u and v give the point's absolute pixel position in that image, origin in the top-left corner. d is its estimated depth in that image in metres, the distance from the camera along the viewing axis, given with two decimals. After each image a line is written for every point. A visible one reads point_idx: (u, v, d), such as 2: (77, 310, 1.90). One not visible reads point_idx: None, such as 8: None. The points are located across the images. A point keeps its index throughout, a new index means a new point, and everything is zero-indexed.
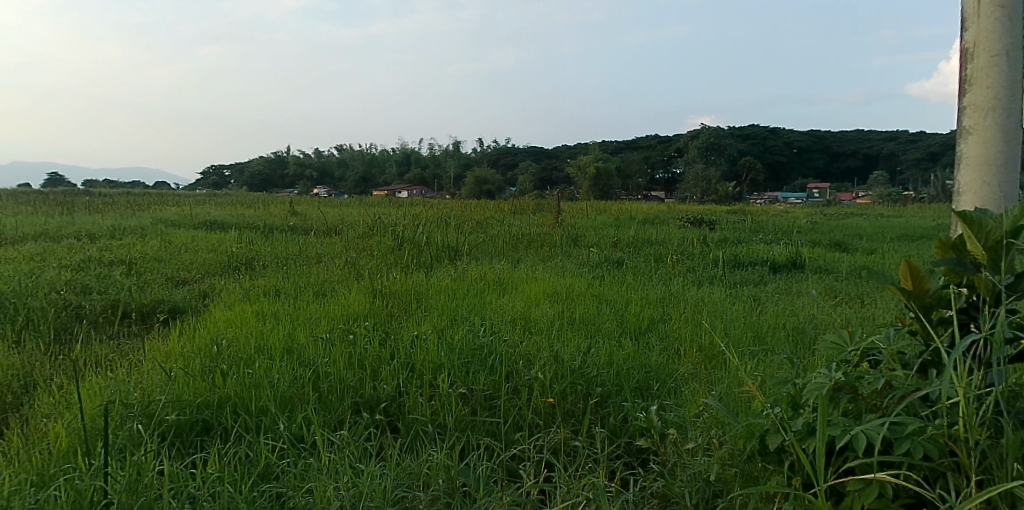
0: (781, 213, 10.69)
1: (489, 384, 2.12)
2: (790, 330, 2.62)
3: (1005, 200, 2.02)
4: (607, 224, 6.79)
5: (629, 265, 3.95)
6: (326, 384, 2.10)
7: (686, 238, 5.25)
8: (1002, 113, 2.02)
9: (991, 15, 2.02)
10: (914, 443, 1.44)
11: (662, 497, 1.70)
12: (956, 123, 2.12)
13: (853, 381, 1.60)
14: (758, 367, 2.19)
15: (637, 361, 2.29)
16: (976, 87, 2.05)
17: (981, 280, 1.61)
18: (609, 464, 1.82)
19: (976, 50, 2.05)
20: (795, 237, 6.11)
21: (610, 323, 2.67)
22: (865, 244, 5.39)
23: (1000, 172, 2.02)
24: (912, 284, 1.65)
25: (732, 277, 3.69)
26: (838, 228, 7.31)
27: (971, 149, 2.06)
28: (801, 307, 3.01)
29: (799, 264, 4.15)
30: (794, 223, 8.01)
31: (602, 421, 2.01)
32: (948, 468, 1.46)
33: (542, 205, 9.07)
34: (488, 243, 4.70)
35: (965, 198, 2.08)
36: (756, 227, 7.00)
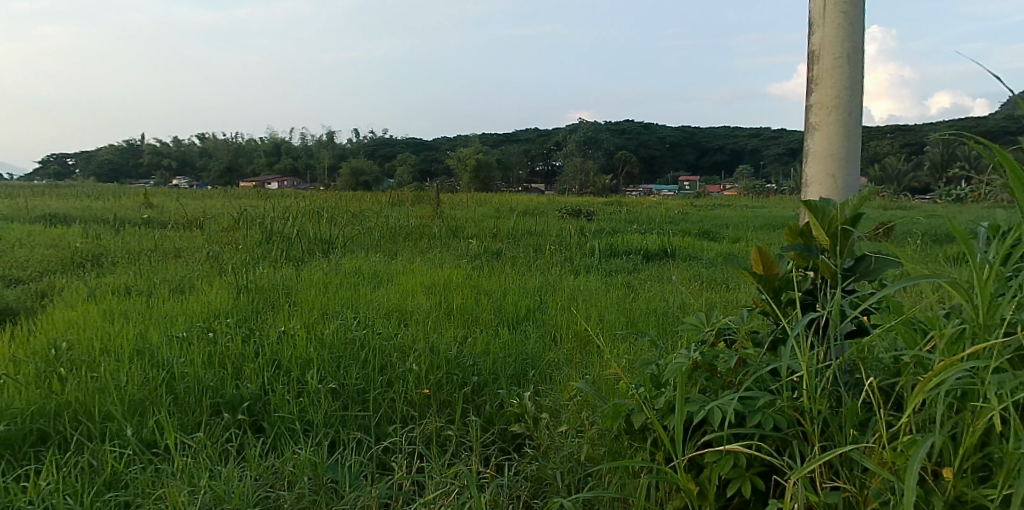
0: (655, 205, 11.18)
1: (362, 377, 2.09)
2: (658, 314, 2.75)
3: (846, 191, 2.19)
4: (487, 215, 6.83)
5: (507, 256, 4.00)
6: (182, 385, 1.99)
7: (565, 228, 5.37)
8: (843, 111, 2.19)
9: (835, 20, 2.19)
10: (765, 415, 1.54)
11: (536, 479, 1.74)
12: (805, 119, 2.28)
13: (711, 359, 1.69)
14: (628, 350, 2.28)
15: (514, 349, 2.32)
16: (822, 86, 2.22)
17: (825, 264, 1.74)
18: (483, 451, 1.83)
19: (821, 53, 2.22)
20: (667, 227, 6.41)
21: (487, 313, 2.69)
22: (730, 233, 5.73)
23: (841, 165, 2.19)
24: (763, 268, 1.79)
25: (607, 266, 3.81)
26: (707, 218, 7.73)
27: (817, 144, 2.22)
28: (669, 292, 3.16)
29: (670, 253, 4.34)
30: (667, 214, 8.38)
31: (477, 409, 2.02)
32: (795, 437, 1.57)
33: (421, 197, 8.99)
34: (364, 235, 4.60)
35: (811, 189, 2.24)
36: (630, 218, 7.27)
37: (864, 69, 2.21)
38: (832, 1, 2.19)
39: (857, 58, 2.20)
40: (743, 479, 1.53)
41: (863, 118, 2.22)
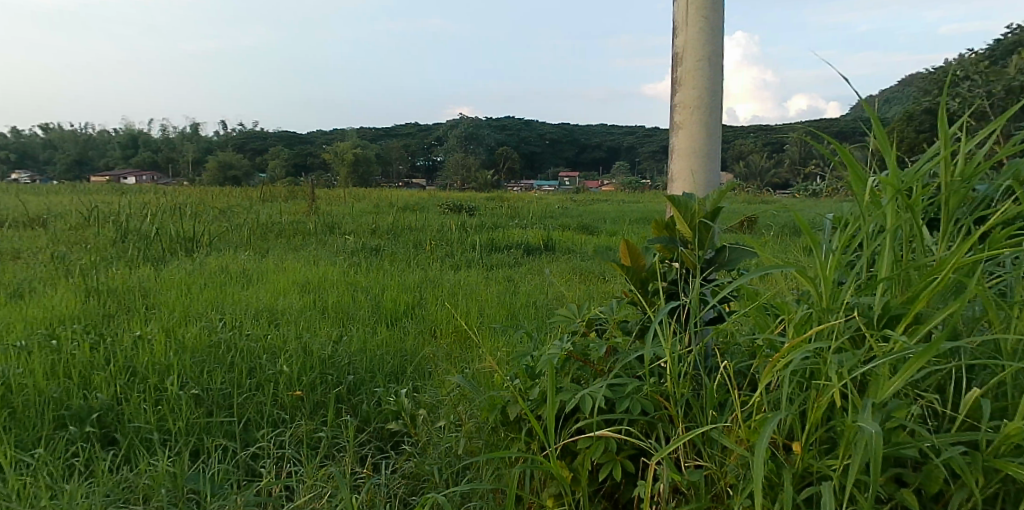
0: (537, 199, 11.40)
1: (228, 382, 2.00)
2: (536, 307, 2.81)
3: (708, 186, 2.32)
4: (366, 211, 6.71)
5: (386, 252, 3.94)
6: (20, 399, 1.82)
7: (446, 224, 5.37)
8: (705, 110, 2.32)
9: (696, 24, 2.31)
10: (633, 400, 1.62)
11: (413, 476, 1.73)
12: (669, 118, 2.39)
13: (582, 349, 1.74)
14: (505, 343, 2.32)
15: (392, 347, 2.31)
16: (685, 87, 2.33)
17: (688, 255, 1.84)
18: (358, 451, 1.81)
19: (684, 55, 2.33)
20: (547, 221, 6.56)
21: (364, 310, 2.65)
22: (608, 226, 5.94)
23: (703, 161, 2.31)
24: (631, 261, 1.88)
25: (488, 260, 3.85)
26: (585, 213, 7.97)
27: (681, 141, 2.34)
28: (547, 285, 3.24)
29: (549, 246, 4.45)
30: (547, 208, 8.57)
31: (352, 409, 1.99)
32: (661, 420, 1.65)
33: (296, 191, 8.69)
34: (233, 232, 4.40)
35: (677, 184, 2.35)
36: (511, 213, 7.38)
37: (723, 72, 2.35)
38: (694, 6, 2.30)
39: (717, 60, 2.32)
40: (614, 463, 1.59)
41: (722, 118, 2.35)
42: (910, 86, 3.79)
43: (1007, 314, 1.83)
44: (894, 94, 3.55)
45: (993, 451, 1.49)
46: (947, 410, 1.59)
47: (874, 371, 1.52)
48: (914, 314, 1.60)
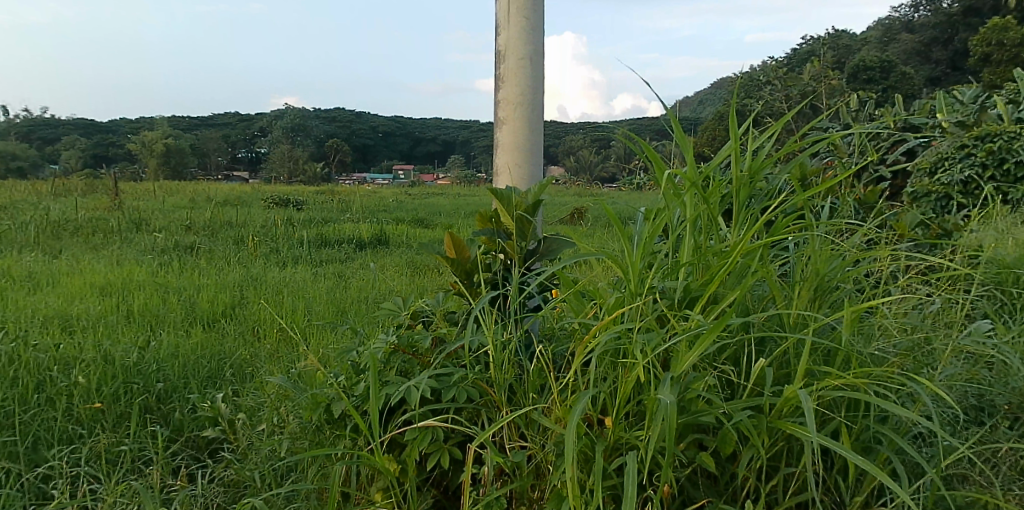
0: (370, 193, 11.20)
1: (12, 398, 1.81)
2: (366, 301, 2.79)
3: (530, 180, 2.41)
4: (179, 206, 6.24)
5: (202, 250, 3.71)
6: None
7: (270, 218, 5.13)
8: (526, 108, 2.40)
9: (518, 24, 2.38)
10: (459, 388, 1.66)
11: (232, 483, 1.67)
12: (493, 114, 2.45)
13: (407, 341, 1.76)
14: (331, 340, 2.29)
15: (207, 350, 2.21)
16: (508, 84, 2.40)
17: (511, 247, 1.91)
18: (170, 462, 1.71)
19: (507, 53, 2.40)
20: (379, 215, 6.48)
21: (175, 313, 2.49)
22: (442, 220, 5.98)
23: (526, 157, 2.40)
24: (455, 253, 1.91)
25: (317, 256, 3.75)
26: (420, 206, 7.95)
27: (504, 136, 2.41)
28: (379, 278, 3.23)
29: (382, 241, 4.40)
30: (381, 202, 8.45)
31: (163, 419, 1.88)
32: (485, 406, 1.70)
33: (96, 185, 7.90)
34: (18, 232, 3.93)
35: (501, 178, 2.42)
36: (342, 206, 7.20)
37: (545, 70, 2.44)
38: (515, 6, 2.38)
39: (538, 60, 2.41)
40: (442, 451, 1.62)
41: (544, 115, 2.45)
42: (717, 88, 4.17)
43: (789, 292, 2.07)
44: (705, 97, 3.89)
45: (775, 412, 1.67)
46: (738, 379, 1.77)
47: (676, 348, 1.66)
48: (709, 294, 1.76)
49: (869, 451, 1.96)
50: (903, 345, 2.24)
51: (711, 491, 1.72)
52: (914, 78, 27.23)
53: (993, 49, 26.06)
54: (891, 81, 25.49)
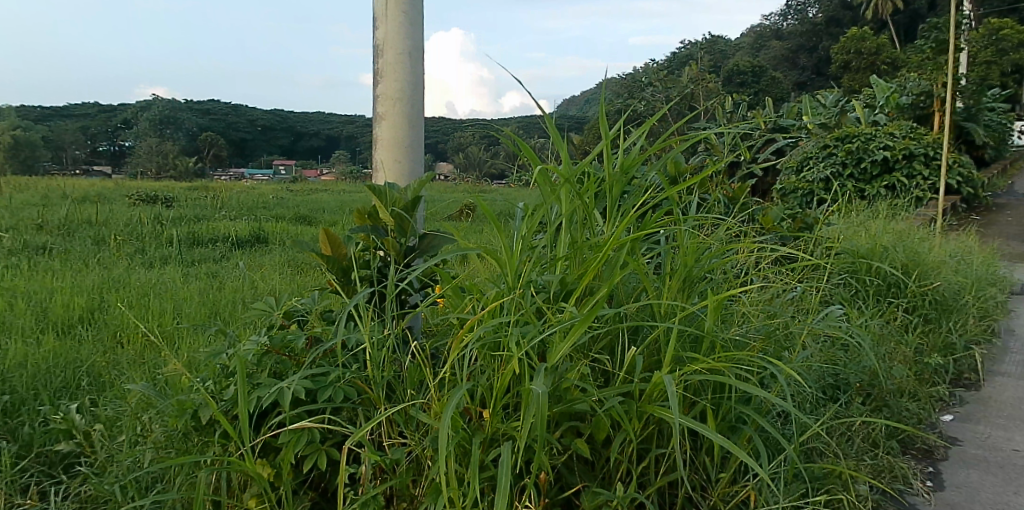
0: (250, 189, 10.76)
1: None
2: (240, 301, 2.69)
3: (410, 176, 2.39)
4: (30, 204, 5.75)
5: (57, 250, 3.45)
6: None
7: (135, 216, 4.82)
8: (405, 103, 2.38)
9: (396, 19, 2.36)
10: (335, 388, 1.63)
11: (89, 498, 1.56)
12: (372, 109, 2.42)
13: (280, 341, 1.71)
14: (201, 343, 2.19)
15: (61, 359, 2.07)
16: (386, 79, 2.38)
17: (389, 243, 1.90)
18: (16, 481, 1.59)
19: (386, 49, 2.38)
20: (258, 212, 6.23)
21: (24, 319, 2.31)
22: (325, 217, 5.84)
23: (406, 152, 2.38)
24: (331, 250, 1.88)
25: (188, 256, 3.57)
26: (302, 202, 7.73)
27: (384, 131, 2.38)
28: (256, 277, 3.12)
29: (260, 239, 4.25)
30: (259, 199, 8.13)
31: (10, 434, 1.74)
32: (362, 405, 1.67)
33: None
34: None
35: (381, 174, 2.39)
36: (217, 203, 6.88)
37: (424, 66, 2.43)
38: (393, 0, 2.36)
39: (418, 56, 2.40)
40: (319, 453, 1.58)
41: (424, 111, 2.44)
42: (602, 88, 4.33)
43: (659, 283, 2.17)
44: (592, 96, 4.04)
45: (645, 397, 1.75)
46: (611, 367, 1.84)
47: (550, 339, 1.71)
48: (583, 287, 1.82)
49: (734, 430, 2.10)
50: (762, 330, 2.41)
51: (588, 477, 1.78)
52: (783, 81, 29.30)
53: (851, 58, 28.45)
54: (762, 84, 27.33)
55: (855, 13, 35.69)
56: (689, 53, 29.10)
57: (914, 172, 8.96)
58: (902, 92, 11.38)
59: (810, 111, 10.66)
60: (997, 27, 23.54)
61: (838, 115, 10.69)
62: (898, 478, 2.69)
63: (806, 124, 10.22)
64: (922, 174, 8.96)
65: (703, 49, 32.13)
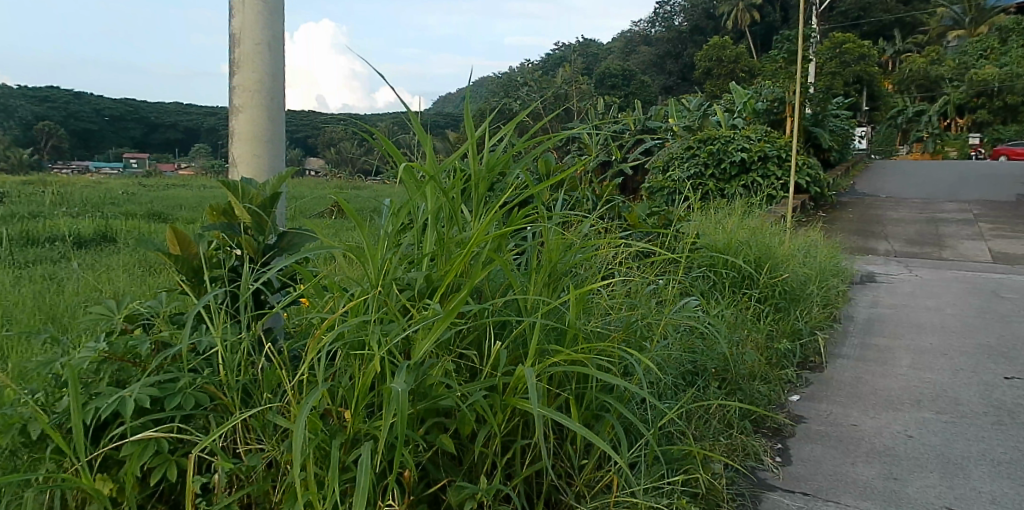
0: (97, 184, 9.95)
1: None
2: (81, 306, 2.50)
3: (270, 171, 2.30)
4: None
5: None
6: None
7: None
8: (264, 96, 2.29)
9: (254, 7, 2.27)
10: (185, 394, 1.54)
11: None
12: (228, 100, 2.30)
13: (121, 347, 1.60)
14: (33, 352, 2.03)
15: None
16: (244, 69, 2.28)
17: (245, 241, 1.83)
18: None
19: (243, 38, 2.28)
20: (106, 209, 5.79)
21: None
22: (183, 215, 5.52)
23: (265, 146, 2.29)
24: (180, 249, 1.77)
25: (21, 256, 3.27)
26: (158, 199, 7.24)
27: (241, 124, 2.27)
28: (100, 279, 2.91)
29: (107, 238, 3.95)
30: (108, 194, 7.54)
31: None
32: (215, 410, 1.59)
33: None
34: None
35: (238, 169, 2.28)
36: (59, 199, 6.32)
37: (285, 57, 2.35)
38: None
39: (278, 47, 2.32)
40: (168, 464, 1.49)
41: (285, 103, 2.36)
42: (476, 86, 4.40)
43: (525, 278, 2.22)
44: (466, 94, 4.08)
45: (508, 390, 1.79)
46: (476, 363, 1.86)
47: (414, 335, 1.70)
48: (448, 284, 1.82)
49: (597, 418, 2.18)
50: (623, 322, 2.52)
51: (453, 471, 1.79)
52: (651, 85, 30.78)
53: (712, 65, 30.30)
54: (631, 88, 28.59)
55: (716, 22, 38.04)
56: (564, 55, 29.90)
57: (768, 172, 9.72)
58: (757, 98, 12.27)
59: (675, 114, 11.28)
60: (838, 41, 25.89)
61: (701, 119, 11.37)
62: (751, 455, 2.91)
63: (672, 126, 10.80)
64: (774, 174, 9.73)
65: (577, 52, 33.15)
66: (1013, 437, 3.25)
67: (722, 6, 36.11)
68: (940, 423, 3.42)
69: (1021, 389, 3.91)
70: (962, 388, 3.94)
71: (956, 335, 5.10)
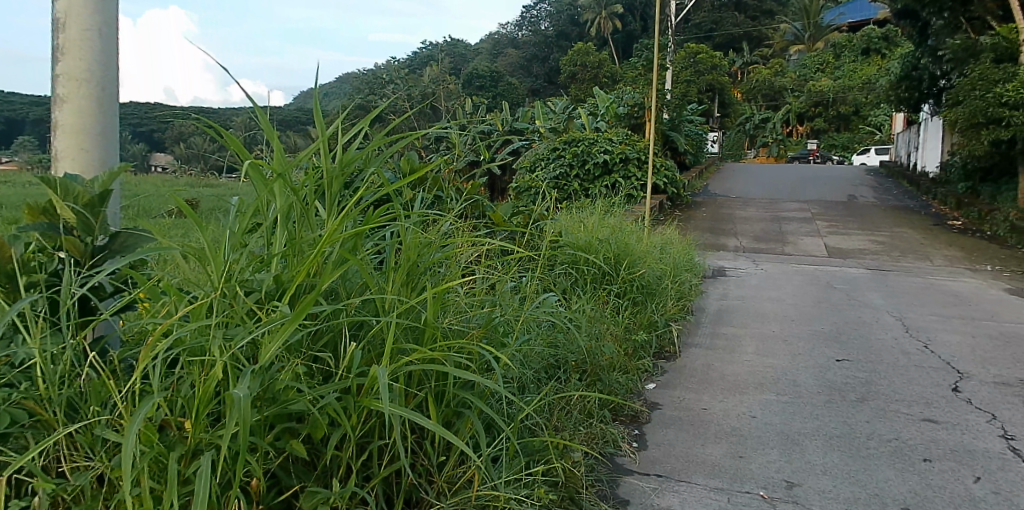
0: None
1: None
2: None
3: (99, 167, 2.14)
4: None
5: None
6: None
7: None
8: (93, 86, 2.12)
9: None
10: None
11: None
12: (50, 90, 2.11)
13: None
14: None
15: None
16: (69, 57, 2.09)
17: (70, 243, 1.69)
18: None
19: (67, 22, 2.09)
20: None
21: None
22: (8, 213, 4.97)
23: (93, 140, 2.12)
24: None
25: None
26: None
27: (65, 116, 2.09)
28: None
29: None
30: None
31: None
32: (34, 428, 1.46)
33: None
34: None
35: (62, 164, 2.10)
36: None
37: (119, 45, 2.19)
38: None
39: (108, 34, 2.15)
40: None
41: (118, 95, 2.20)
42: (341, 86, 4.36)
43: (383, 277, 2.19)
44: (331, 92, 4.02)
45: (362, 392, 1.76)
46: (330, 365, 1.82)
47: (260, 339, 1.64)
48: (298, 284, 1.76)
49: (458, 414, 2.20)
50: (483, 320, 2.56)
51: (305, 477, 1.75)
52: (519, 87, 31.38)
53: (577, 70, 31.23)
54: (499, 90, 29.01)
55: (581, 29, 39.38)
56: (433, 54, 29.82)
57: (628, 173, 10.28)
58: (619, 102, 12.83)
59: (541, 117, 11.58)
60: (692, 51, 27.59)
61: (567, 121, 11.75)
62: (610, 442, 3.05)
63: (539, 128, 11.11)
64: (635, 175, 10.29)
65: (445, 52, 33.14)
66: (842, 412, 3.61)
67: (585, 13, 37.44)
68: (780, 404, 3.74)
69: (849, 370, 4.35)
70: (799, 371, 4.33)
71: (795, 323, 5.59)
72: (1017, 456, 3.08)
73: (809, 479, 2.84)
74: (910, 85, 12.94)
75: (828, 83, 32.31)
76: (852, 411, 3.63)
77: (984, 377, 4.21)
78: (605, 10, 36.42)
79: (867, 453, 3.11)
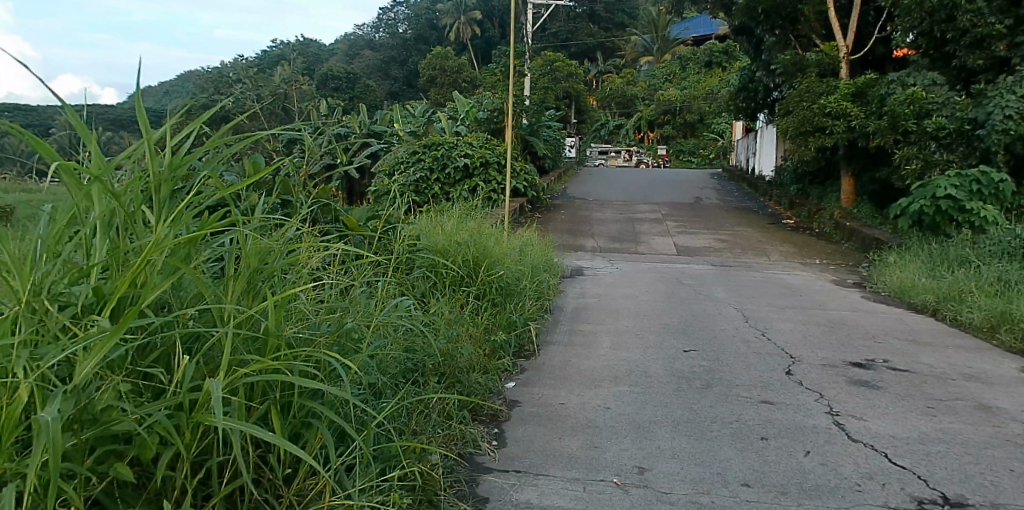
0: None
1: None
2: None
3: None
4: None
5: None
6: None
7: None
8: None
9: None
10: None
11: None
12: None
13: None
14: None
15: None
16: None
17: None
18: None
19: None
20: None
21: None
22: None
23: None
24: None
25: None
26: None
27: None
28: None
29: None
30: None
31: None
32: None
33: None
34: None
35: None
36: None
37: None
38: None
39: None
40: None
41: None
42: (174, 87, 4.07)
43: (222, 286, 2.09)
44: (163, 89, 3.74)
45: (195, 407, 1.68)
46: (160, 381, 1.72)
47: (74, 357, 1.52)
48: (117, 296, 1.63)
49: (306, 424, 2.14)
50: (332, 328, 2.50)
51: (133, 501, 1.65)
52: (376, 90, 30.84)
53: (436, 73, 31.17)
54: (355, 92, 28.30)
55: (440, 33, 39.38)
56: (283, 53, 28.55)
57: (490, 177, 10.40)
58: (479, 107, 12.97)
59: (400, 119, 11.46)
60: (549, 58, 28.26)
61: (427, 124, 11.71)
62: (469, 443, 3.10)
63: (397, 131, 10.98)
64: (495, 179, 10.45)
65: (298, 51, 31.86)
66: (690, 399, 3.88)
67: (444, 17, 37.42)
68: (632, 394, 3.96)
69: (695, 359, 4.68)
70: (651, 362, 4.60)
71: (646, 318, 5.92)
72: (841, 429, 3.46)
73: (659, 464, 3.03)
74: (747, 96, 14.16)
75: (675, 92, 34.44)
76: (697, 397, 3.91)
77: (813, 360, 4.68)
78: (464, 15, 36.71)
79: (711, 435, 3.36)
